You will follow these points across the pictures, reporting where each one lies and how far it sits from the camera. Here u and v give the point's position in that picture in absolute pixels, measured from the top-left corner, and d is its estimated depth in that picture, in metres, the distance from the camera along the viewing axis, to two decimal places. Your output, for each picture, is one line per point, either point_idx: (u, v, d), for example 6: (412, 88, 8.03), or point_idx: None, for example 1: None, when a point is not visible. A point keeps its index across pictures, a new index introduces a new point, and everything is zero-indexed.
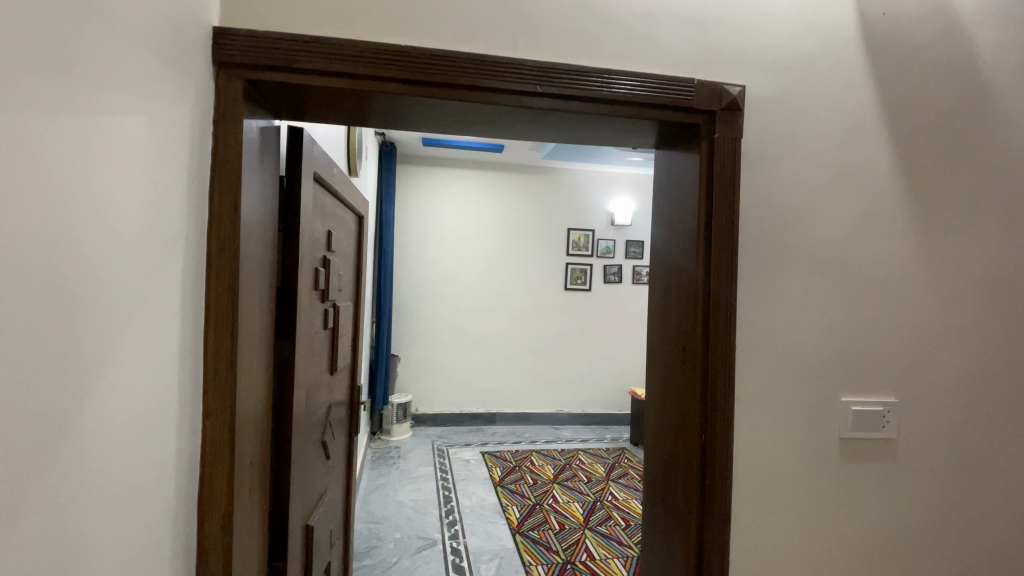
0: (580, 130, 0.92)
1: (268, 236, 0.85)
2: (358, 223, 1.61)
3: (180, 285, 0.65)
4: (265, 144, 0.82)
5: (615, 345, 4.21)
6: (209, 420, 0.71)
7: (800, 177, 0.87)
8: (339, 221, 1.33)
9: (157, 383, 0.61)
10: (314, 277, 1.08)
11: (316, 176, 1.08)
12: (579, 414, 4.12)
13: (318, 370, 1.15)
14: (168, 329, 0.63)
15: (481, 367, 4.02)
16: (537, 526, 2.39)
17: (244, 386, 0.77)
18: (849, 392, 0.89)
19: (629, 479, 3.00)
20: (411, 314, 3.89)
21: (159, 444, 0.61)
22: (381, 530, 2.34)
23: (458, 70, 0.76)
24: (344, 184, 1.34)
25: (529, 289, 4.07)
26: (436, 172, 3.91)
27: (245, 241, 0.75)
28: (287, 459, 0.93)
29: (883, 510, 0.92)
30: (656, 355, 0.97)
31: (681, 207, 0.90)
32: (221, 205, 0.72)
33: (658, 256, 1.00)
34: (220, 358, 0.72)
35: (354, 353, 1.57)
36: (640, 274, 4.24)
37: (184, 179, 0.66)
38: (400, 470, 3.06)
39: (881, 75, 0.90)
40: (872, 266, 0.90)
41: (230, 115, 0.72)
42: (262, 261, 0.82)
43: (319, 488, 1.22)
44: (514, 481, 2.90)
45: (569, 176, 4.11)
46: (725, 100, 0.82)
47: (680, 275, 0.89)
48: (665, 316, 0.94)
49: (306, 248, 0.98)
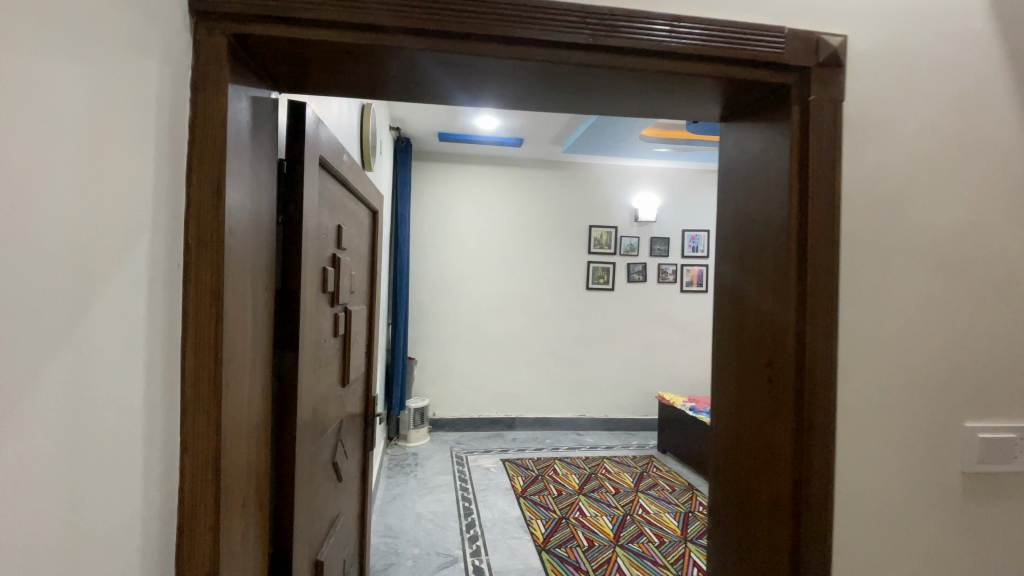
0: (637, 98, 0.76)
1: (264, 229, 0.71)
2: (372, 218, 1.47)
3: (146, 289, 0.51)
4: (258, 117, 0.68)
5: (639, 347, 4.04)
6: (188, 457, 0.57)
7: (911, 150, 0.70)
8: (350, 215, 1.19)
9: (115, 414, 0.47)
10: (322, 278, 0.94)
11: (323, 162, 0.94)
12: (603, 419, 3.95)
13: (328, 383, 1.01)
14: (128, 347, 0.49)
15: (500, 370, 3.87)
16: (565, 543, 2.24)
17: (233, 414, 0.63)
18: (972, 416, 0.72)
19: (660, 491, 2.83)
20: (427, 316, 3.77)
21: (116, 497, 0.47)
22: (399, 545, 2.21)
23: (494, 18, 0.61)
24: (355, 175, 1.20)
25: (549, 289, 3.91)
26: (452, 169, 3.78)
27: (233, 235, 0.61)
28: (292, 493, 0.79)
29: (1015, 561, 0.74)
30: (728, 367, 0.82)
31: (761, 189, 0.74)
32: (200, 189, 0.57)
33: (726, 250, 0.84)
34: (200, 380, 0.57)
35: (368, 360, 1.44)
36: (665, 273, 4.05)
37: (151, 152, 0.51)
38: (417, 479, 2.93)
39: (1012, 28, 0.73)
40: (1002, 261, 0.72)
41: (212, 78, 0.58)
42: (256, 259, 0.68)
43: (330, 514, 1.09)
44: (538, 492, 2.75)
45: (590, 171, 3.94)
46: (823, 53, 0.66)
47: (763, 273, 0.73)
48: (739, 320, 0.79)
49: (312, 244, 0.84)
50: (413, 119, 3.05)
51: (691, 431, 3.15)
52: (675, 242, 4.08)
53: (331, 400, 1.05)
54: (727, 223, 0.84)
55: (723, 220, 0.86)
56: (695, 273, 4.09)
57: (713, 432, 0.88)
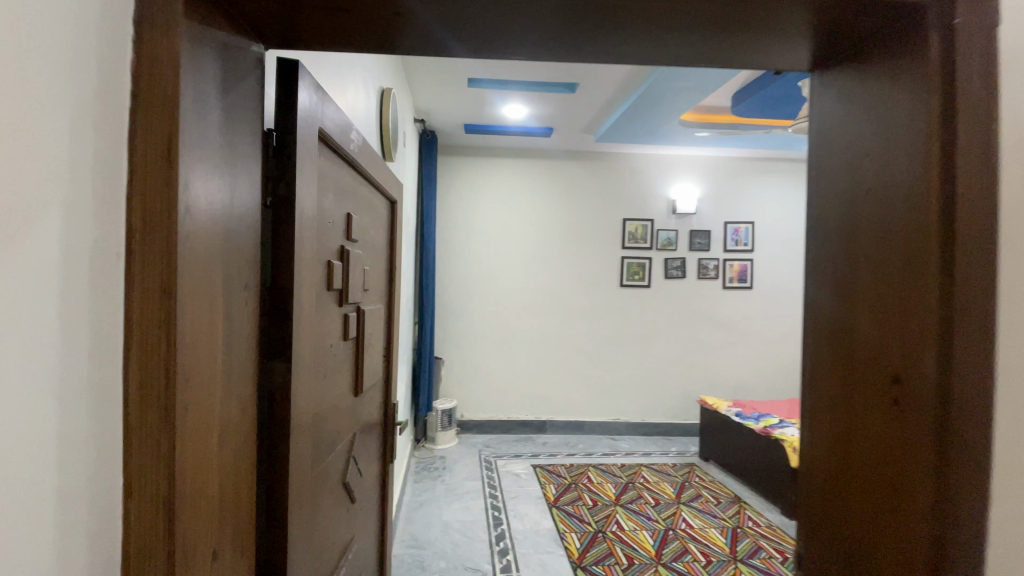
0: (708, 37, 0.60)
1: (246, 212, 0.57)
2: (390, 209, 1.34)
3: (60, 285, 0.37)
4: (232, 70, 0.54)
5: (677, 347, 3.82)
6: (133, 503, 0.44)
7: None
8: (364, 204, 1.06)
9: (15, 456, 0.34)
10: (327, 274, 0.81)
11: (327, 140, 0.81)
12: (639, 423, 3.76)
13: (336, 394, 0.88)
14: (32, 364, 0.35)
15: (530, 371, 3.72)
16: (602, 560, 2.08)
17: (203, 444, 0.49)
18: None
19: (704, 503, 2.63)
20: (455, 315, 3.65)
21: (16, 566, 0.34)
22: (425, 557, 2.09)
23: None
24: (370, 160, 1.07)
25: (582, 287, 3.74)
26: (479, 162, 3.65)
27: (195, 214, 0.47)
28: (287, 528, 0.65)
29: None
30: (833, 382, 0.65)
31: (884, 150, 0.57)
32: (148, 153, 0.44)
33: (830, 233, 0.66)
34: (149, 403, 0.44)
35: (387, 365, 1.31)
36: (706, 268, 3.82)
37: (75, 102, 0.39)
38: (445, 485, 2.81)
39: None
40: None
41: (160, 10, 0.45)
42: (233, 247, 0.54)
43: (342, 541, 0.96)
44: (571, 502, 2.59)
45: (624, 162, 3.75)
46: None
47: (888, 262, 0.56)
48: (853, 327, 0.61)
49: (311, 233, 0.71)
50: (438, 110, 2.93)
51: (737, 438, 2.93)
52: (716, 236, 3.84)
53: (341, 412, 0.92)
54: (834, 204, 0.66)
55: (824, 197, 0.68)
56: (738, 268, 3.85)
57: (809, 461, 0.70)
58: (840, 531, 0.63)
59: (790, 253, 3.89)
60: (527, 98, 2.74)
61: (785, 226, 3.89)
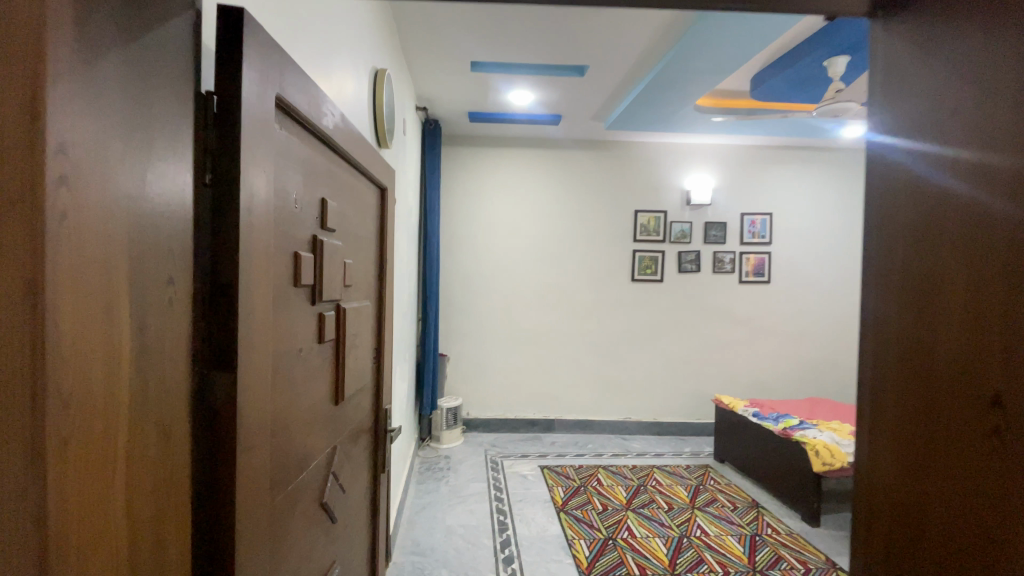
0: None
1: (166, 190, 0.46)
2: (381, 197, 1.22)
3: None
4: (143, 11, 0.43)
5: (691, 344, 3.68)
6: None
7: None
8: (346, 189, 0.95)
9: None
10: (293, 267, 0.70)
11: (291, 112, 0.69)
12: (651, 422, 3.63)
13: (308, 404, 0.77)
14: None
15: (538, 368, 3.61)
16: (613, 570, 1.97)
17: (101, 486, 0.38)
18: None
19: (719, 509, 2.51)
20: (460, 311, 3.55)
21: None
22: (427, 565, 1.99)
23: None
24: (354, 140, 0.96)
25: (592, 281, 3.61)
26: (485, 153, 3.52)
27: (77, 192, 0.36)
28: (236, 570, 0.55)
29: None
30: (911, 405, 0.56)
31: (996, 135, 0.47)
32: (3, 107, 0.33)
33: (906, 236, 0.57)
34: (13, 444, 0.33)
35: (378, 366, 1.21)
36: (722, 261, 3.67)
37: None
38: (449, 486, 2.72)
39: None
40: None
41: None
42: (144, 234, 0.43)
43: (321, 566, 0.86)
44: (580, 506, 2.48)
45: (635, 152, 3.60)
46: None
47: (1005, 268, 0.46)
48: (934, 298, 0.53)
49: (264, 217, 0.59)
50: (441, 98, 2.81)
51: (754, 439, 2.80)
52: (732, 228, 3.68)
53: (315, 422, 0.81)
54: (907, 161, 0.57)
55: (898, 194, 0.58)
56: (755, 261, 3.69)
57: (872, 493, 0.61)
58: (917, 531, 0.55)
59: (809, 246, 3.73)
60: (534, 84, 2.61)
61: (804, 217, 3.72)
